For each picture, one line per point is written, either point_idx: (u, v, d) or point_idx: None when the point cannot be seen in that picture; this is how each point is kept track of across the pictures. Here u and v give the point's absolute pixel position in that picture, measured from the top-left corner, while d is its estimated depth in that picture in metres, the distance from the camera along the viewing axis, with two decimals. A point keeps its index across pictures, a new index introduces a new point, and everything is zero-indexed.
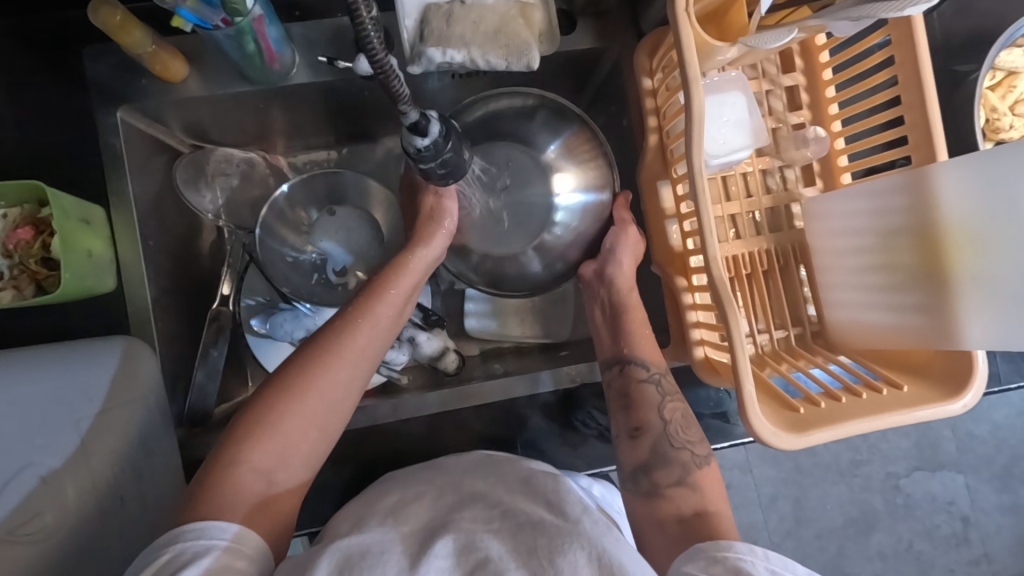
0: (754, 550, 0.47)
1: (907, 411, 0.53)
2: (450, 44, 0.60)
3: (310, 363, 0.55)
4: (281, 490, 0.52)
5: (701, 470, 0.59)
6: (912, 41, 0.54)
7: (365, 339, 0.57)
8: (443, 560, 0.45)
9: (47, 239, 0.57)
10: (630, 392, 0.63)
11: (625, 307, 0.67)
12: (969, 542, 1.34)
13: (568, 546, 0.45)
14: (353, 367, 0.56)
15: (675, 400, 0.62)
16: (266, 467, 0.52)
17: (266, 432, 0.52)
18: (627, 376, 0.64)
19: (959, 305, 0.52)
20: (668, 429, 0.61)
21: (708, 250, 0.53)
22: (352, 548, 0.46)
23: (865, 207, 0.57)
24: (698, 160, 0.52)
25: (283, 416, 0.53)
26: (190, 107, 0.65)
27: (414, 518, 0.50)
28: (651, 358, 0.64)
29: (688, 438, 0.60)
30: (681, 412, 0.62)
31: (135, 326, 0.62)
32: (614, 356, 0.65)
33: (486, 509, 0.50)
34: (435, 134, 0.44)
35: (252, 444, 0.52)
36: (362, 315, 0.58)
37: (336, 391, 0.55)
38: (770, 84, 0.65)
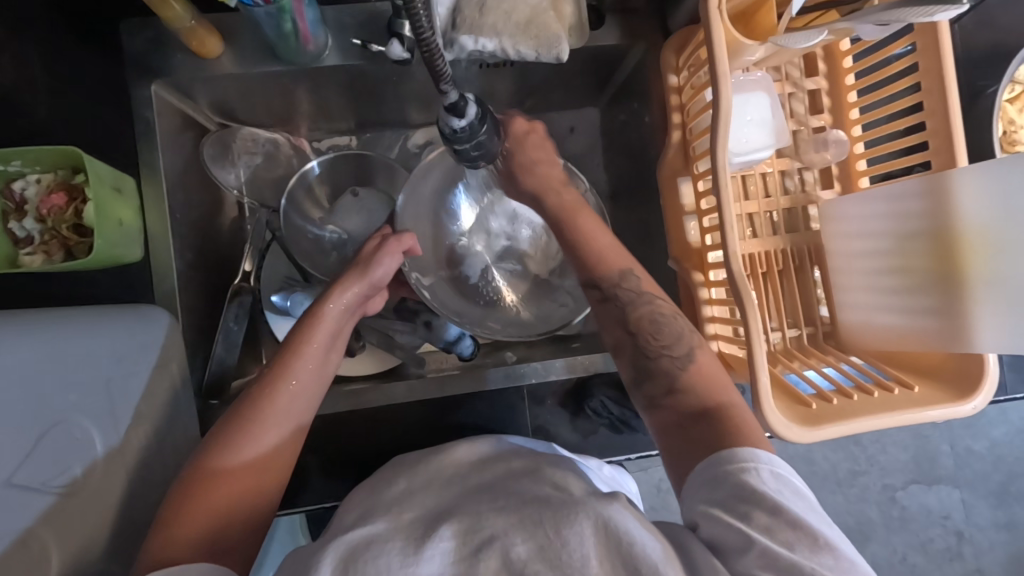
0: (758, 457, 0.47)
1: (920, 410, 0.54)
2: (482, 33, 0.61)
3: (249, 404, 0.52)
4: (226, 563, 0.48)
5: (689, 369, 0.56)
6: (936, 48, 0.55)
7: (289, 388, 0.53)
8: (446, 543, 0.46)
9: (80, 206, 0.58)
10: (597, 313, 0.62)
11: (566, 221, 0.66)
12: (963, 557, 1.35)
13: (574, 516, 0.44)
14: (294, 402, 0.53)
15: (641, 306, 0.60)
16: (201, 542, 0.47)
17: (195, 508, 0.48)
18: (591, 298, 0.63)
19: (973, 309, 0.53)
20: (638, 339, 0.59)
21: (729, 245, 0.55)
22: (351, 543, 0.47)
23: (882, 209, 0.58)
24: (723, 156, 0.53)
25: (223, 459, 0.50)
26: (221, 84, 0.66)
27: (415, 509, 0.51)
28: (605, 273, 0.62)
29: (664, 343, 0.58)
30: (650, 317, 0.59)
31: (161, 296, 0.63)
32: (589, 279, 0.63)
33: (490, 493, 0.51)
34: (472, 116, 0.45)
35: (179, 518, 0.47)
36: (297, 349, 0.55)
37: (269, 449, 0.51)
38: (793, 87, 0.66)
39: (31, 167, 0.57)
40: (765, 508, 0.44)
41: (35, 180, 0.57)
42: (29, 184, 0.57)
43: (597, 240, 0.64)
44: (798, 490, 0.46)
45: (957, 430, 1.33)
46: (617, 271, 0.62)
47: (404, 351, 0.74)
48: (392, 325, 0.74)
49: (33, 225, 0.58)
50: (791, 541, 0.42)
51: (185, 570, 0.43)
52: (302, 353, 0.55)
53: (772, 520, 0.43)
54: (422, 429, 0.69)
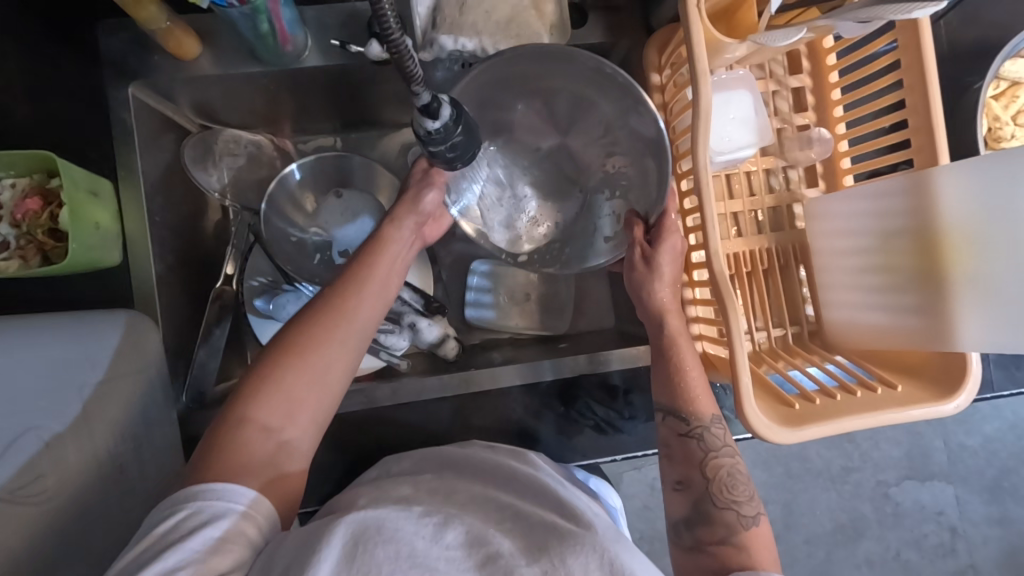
0: None
1: (902, 410, 0.53)
2: (461, 32, 0.61)
3: (308, 329, 0.54)
4: (289, 457, 0.52)
5: (751, 530, 0.54)
6: (918, 44, 0.55)
7: (359, 304, 0.56)
8: (455, 550, 0.43)
9: (54, 210, 0.57)
10: (674, 444, 0.59)
11: (671, 347, 0.59)
12: (956, 552, 1.35)
13: (582, 546, 0.42)
14: (350, 333, 0.55)
15: (723, 456, 0.57)
16: (269, 427, 0.52)
17: (268, 398, 0.52)
18: (670, 428, 0.59)
19: (956, 307, 0.53)
20: (712, 488, 0.56)
21: (711, 246, 0.54)
22: (365, 521, 0.43)
23: (867, 207, 0.58)
24: (704, 156, 0.53)
25: (281, 379, 0.52)
26: (201, 86, 0.66)
27: (426, 502, 0.48)
28: (697, 411, 0.58)
29: (735, 498, 0.56)
30: (728, 469, 0.57)
31: (140, 300, 0.63)
32: (668, 405, 0.59)
33: (496, 510, 0.48)
34: (446, 117, 0.44)
35: (252, 403, 0.52)
36: (358, 280, 0.57)
37: (334, 356, 0.54)
38: (777, 84, 0.66)
39: (6, 171, 0.56)
40: None
41: (10, 184, 0.57)
42: (4, 188, 0.57)
43: (689, 371, 0.58)
44: None
45: (950, 426, 1.33)
46: (711, 414, 0.58)
47: (389, 353, 0.72)
48: (377, 326, 0.72)
49: (8, 230, 0.57)
50: None
51: (233, 495, 0.47)
52: (359, 288, 0.56)
53: None
54: (407, 432, 0.68)
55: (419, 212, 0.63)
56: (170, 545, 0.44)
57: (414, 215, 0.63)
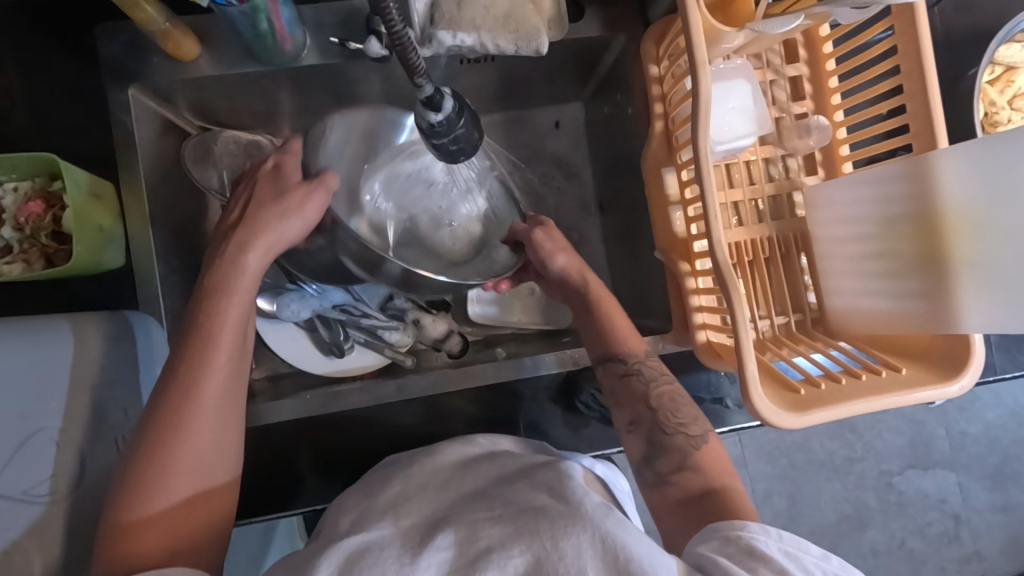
0: (766, 530, 0.48)
1: (907, 394, 0.54)
2: (461, 27, 0.61)
3: (174, 398, 0.51)
4: (194, 540, 0.50)
5: (701, 449, 0.59)
6: (914, 30, 0.55)
7: (212, 371, 0.52)
8: (444, 552, 0.46)
9: (58, 213, 0.57)
10: (618, 387, 0.63)
11: (594, 303, 0.68)
12: (960, 540, 1.35)
13: (573, 528, 0.45)
14: (222, 380, 0.53)
15: (662, 384, 0.62)
16: (165, 531, 0.49)
17: (147, 507, 0.48)
18: (612, 373, 0.63)
19: (958, 290, 0.53)
20: (659, 416, 0.61)
21: (713, 234, 0.54)
22: (351, 548, 0.47)
23: (867, 193, 0.58)
24: (704, 145, 0.53)
25: (152, 486, 0.49)
26: (201, 87, 0.66)
27: (411, 516, 0.52)
28: (628, 349, 0.64)
29: (681, 421, 0.61)
30: (669, 396, 0.62)
31: (145, 302, 0.63)
32: (601, 355, 0.65)
33: (485, 501, 0.51)
34: (449, 110, 0.45)
35: (132, 518, 0.48)
36: (195, 352, 0.53)
37: (205, 430, 0.51)
38: (774, 74, 0.66)
39: (8, 174, 0.56)
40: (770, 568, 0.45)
41: (12, 188, 0.57)
42: (6, 192, 0.57)
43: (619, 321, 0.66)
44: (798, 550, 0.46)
45: (951, 415, 1.33)
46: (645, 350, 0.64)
47: (394, 350, 0.73)
48: (381, 324, 0.73)
49: (11, 234, 0.57)
50: None
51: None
52: (195, 360, 0.52)
53: None
54: (413, 427, 0.68)
55: (302, 218, 0.61)
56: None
57: (295, 222, 0.60)
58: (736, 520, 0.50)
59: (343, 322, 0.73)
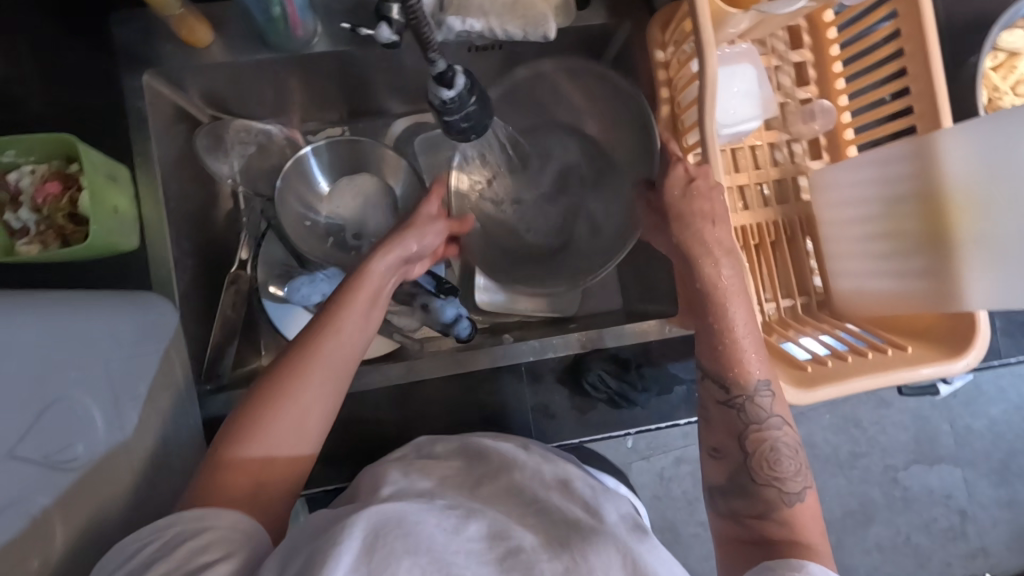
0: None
1: (912, 369, 0.54)
2: (469, 13, 0.62)
3: (282, 375, 0.52)
4: (271, 493, 0.52)
5: (796, 507, 0.53)
6: (917, 12, 0.56)
7: (335, 338, 0.54)
8: (476, 542, 0.44)
9: (74, 194, 0.58)
10: (711, 411, 0.56)
11: (717, 305, 0.54)
12: (966, 535, 1.35)
13: (603, 546, 0.44)
14: (330, 368, 0.53)
15: (768, 429, 0.54)
16: (251, 471, 0.51)
17: (251, 440, 0.51)
18: (709, 392, 0.56)
19: (963, 266, 0.54)
20: (751, 461, 0.55)
21: (719, 215, 0.55)
22: (385, 514, 0.44)
23: (873, 174, 0.58)
24: (711, 126, 0.54)
25: (265, 420, 0.51)
26: (214, 74, 0.67)
27: (449, 496, 0.49)
28: (741, 379, 0.54)
29: (778, 474, 0.54)
30: (771, 443, 0.54)
31: (158, 285, 0.63)
32: (710, 368, 0.56)
33: (521, 505, 0.49)
34: (460, 87, 0.46)
35: (234, 446, 0.51)
36: (332, 313, 0.54)
37: (312, 399, 0.53)
38: (778, 60, 0.67)
39: (26, 157, 0.57)
40: None
41: (30, 170, 0.58)
42: (24, 174, 0.58)
43: (742, 338, 0.54)
44: None
45: (957, 409, 1.33)
46: (755, 382, 0.54)
47: (402, 334, 0.74)
48: (390, 308, 0.74)
49: (29, 215, 0.58)
50: None
51: (211, 518, 0.47)
52: (328, 324, 0.54)
53: None
54: (422, 412, 0.69)
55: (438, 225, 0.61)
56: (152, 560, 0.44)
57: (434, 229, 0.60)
58: (793, 561, 0.48)
59: None
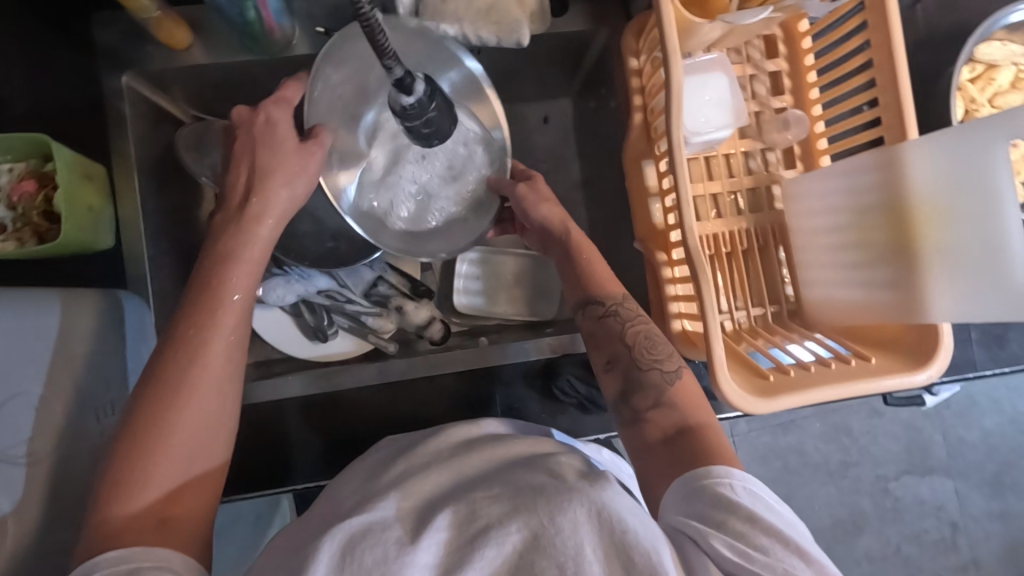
0: (732, 474, 0.47)
1: (874, 381, 0.54)
2: (444, 19, 0.64)
3: (155, 402, 0.49)
4: (183, 518, 0.48)
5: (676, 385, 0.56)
6: (886, 24, 0.56)
7: (216, 338, 0.52)
8: (442, 532, 0.42)
9: (50, 193, 0.59)
10: (596, 329, 0.61)
11: (578, 254, 0.64)
12: (957, 547, 1.34)
13: (568, 502, 0.41)
14: (216, 354, 0.52)
15: (639, 323, 0.60)
16: (153, 506, 0.47)
17: (142, 479, 0.47)
18: (590, 316, 0.62)
19: (927, 278, 0.54)
20: (634, 351, 0.59)
21: (685, 224, 0.55)
22: (351, 531, 0.43)
23: (842, 184, 0.58)
24: (678, 133, 0.54)
25: (146, 455, 0.47)
26: (195, 76, 0.67)
27: (408, 495, 0.47)
28: (604, 289, 0.62)
29: (656, 357, 0.58)
30: (646, 334, 0.60)
31: (132, 281, 0.66)
32: (580, 300, 0.62)
33: (482, 481, 0.47)
34: (420, 92, 0.47)
35: (120, 495, 0.46)
36: (199, 322, 0.52)
37: (202, 410, 0.50)
38: (754, 69, 0.67)
39: (4, 156, 0.59)
40: (740, 517, 0.44)
41: (7, 169, 0.59)
42: (2, 173, 0.59)
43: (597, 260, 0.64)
44: (770, 501, 0.47)
45: (948, 420, 1.33)
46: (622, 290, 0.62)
47: (377, 335, 0.75)
48: (366, 311, 0.75)
49: (5, 213, 0.59)
50: (763, 546, 0.43)
51: (136, 557, 0.44)
52: (199, 331, 0.52)
53: (746, 528, 0.44)
54: (398, 413, 0.69)
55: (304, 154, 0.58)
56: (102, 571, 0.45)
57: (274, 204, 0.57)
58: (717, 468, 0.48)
59: (327, 308, 0.75)
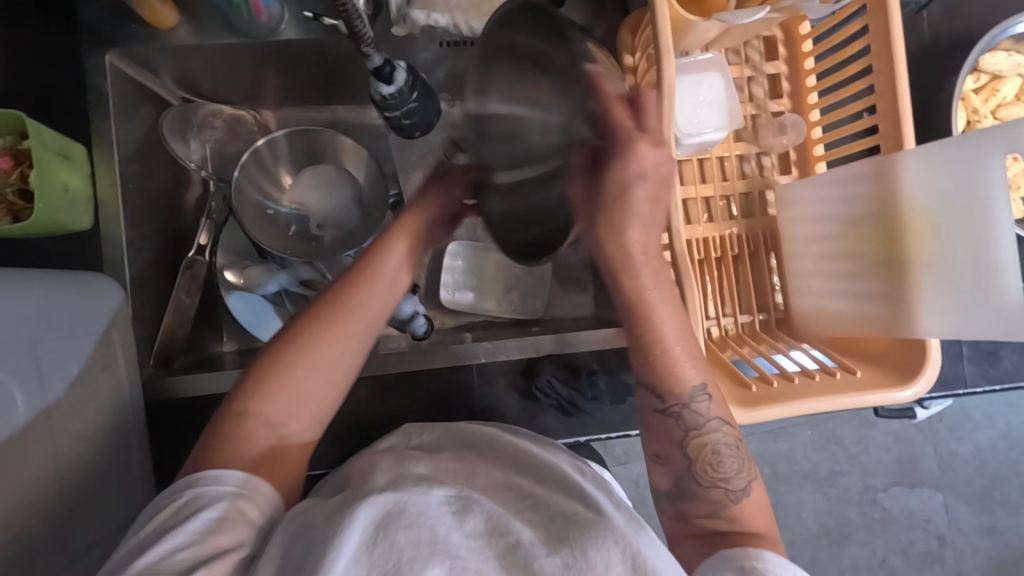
0: (782, 564, 0.45)
1: (857, 395, 0.53)
2: (434, 8, 0.61)
3: (296, 339, 0.52)
4: (288, 448, 0.51)
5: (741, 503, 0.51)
6: (886, 31, 0.54)
7: (368, 298, 0.55)
8: (474, 539, 0.41)
9: (25, 170, 0.58)
10: (651, 421, 0.55)
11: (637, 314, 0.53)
12: (943, 561, 1.33)
13: (603, 539, 0.40)
14: (367, 313, 0.54)
15: (706, 434, 0.52)
16: (273, 422, 0.51)
17: (270, 399, 0.51)
18: (645, 402, 0.55)
19: (917, 292, 0.53)
20: (694, 467, 0.52)
21: (672, 226, 0.54)
22: (388, 507, 0.41)
23: (834, 192, 0.57)
24: (669, 134, 0.53)
25: (281, 379, 0.51)
26: (182, 58, 0.66)
27: (449, 484, 0.45)
28: (674, 386, 0.53)
29: (721, 474, 0.52)
30: (712, 447, 0.52)
31: (109, 265, 0.64)
32: (648, 387, 0.54)
33: (517, 499, 0.45)
34: (400, 83, 0.47)
35: (254, 398, 0.51)
36: (361, 280, 0.55)
37: (331, 356, 0.52)
38: (751, 70, 0.66)
39: None
40: None
41: None
42: None
43: (672, 349, 0.53)
44: None
45: (940, 434, 1.31)
46: (690, 387, 0.53)
47: None
48: None
49: None
50: None
51: (235, 480, 0.47)
52: (361, 287, 0.55)
53: None
54: (376, 408, 0.68)
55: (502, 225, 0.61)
56: (172, 527, 0.44)
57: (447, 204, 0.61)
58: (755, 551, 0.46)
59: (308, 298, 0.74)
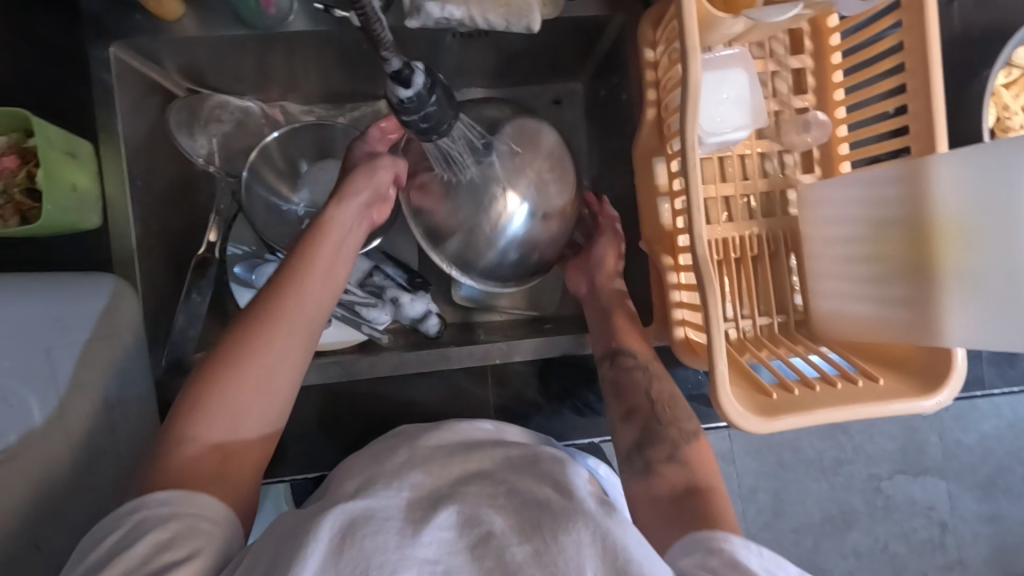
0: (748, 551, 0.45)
1: (883, 404, 0.53)
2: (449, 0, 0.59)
3: (234, 351, 0.53)
4: (241, 460, 0.52)
5: (692, 445, 0.58)
6: (922, 27, 0.52)
7: (296, 297, 0.56)
8: (446, 531, 0.41)
9: (31, 169, 0.58)
10: (619, 378, 0.64)
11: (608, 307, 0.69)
12: (945, 547, 1.34)
13: (572, 523, 0.40)
14: (302, 313, 0.56)
15: (664, 382, 0.63)
16: (216, 441, 0.51)
17: (216, 412, 0.52)
18: (613, 364, 0.65)
19: (944, 299, 0.51)
20: (656, 409, 0.61)
21: (695, 229, 0.52)
22: (353, 513, 0.41)
23: (859, 194, 0.55)
24: (693, 134, 0.51)
25: (223, 390, 0.52)
26: (188, 50, 0.64)
27: (426, 486, 0.46)
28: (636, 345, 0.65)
29: (676, 416, 0.61)
30: (669, 393, 0.62)
31: (119, 264, 0.64)
32: (605, 347, 0.66)
33: (490, 484, 0.46)
34: (419, 86, 0.46)
35: (194, 415, 0.51)
36: (292, 278, 0.56)
37: (276, 355, 0.54)
38: (776, 65, 0.64)
39: None
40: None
41: None
42: None
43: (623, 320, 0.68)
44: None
45: (947, 423, 1.31)
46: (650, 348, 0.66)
47: (370, 327, 0.71)
48: (359, 300, 0.71)
49: None
50: None
51: (178, 502, 0.46)
52: (298, 282, 0.56)
53: None
54: (391, 402, 0.68)
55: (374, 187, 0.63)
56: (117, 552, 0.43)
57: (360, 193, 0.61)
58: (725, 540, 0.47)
59: None
